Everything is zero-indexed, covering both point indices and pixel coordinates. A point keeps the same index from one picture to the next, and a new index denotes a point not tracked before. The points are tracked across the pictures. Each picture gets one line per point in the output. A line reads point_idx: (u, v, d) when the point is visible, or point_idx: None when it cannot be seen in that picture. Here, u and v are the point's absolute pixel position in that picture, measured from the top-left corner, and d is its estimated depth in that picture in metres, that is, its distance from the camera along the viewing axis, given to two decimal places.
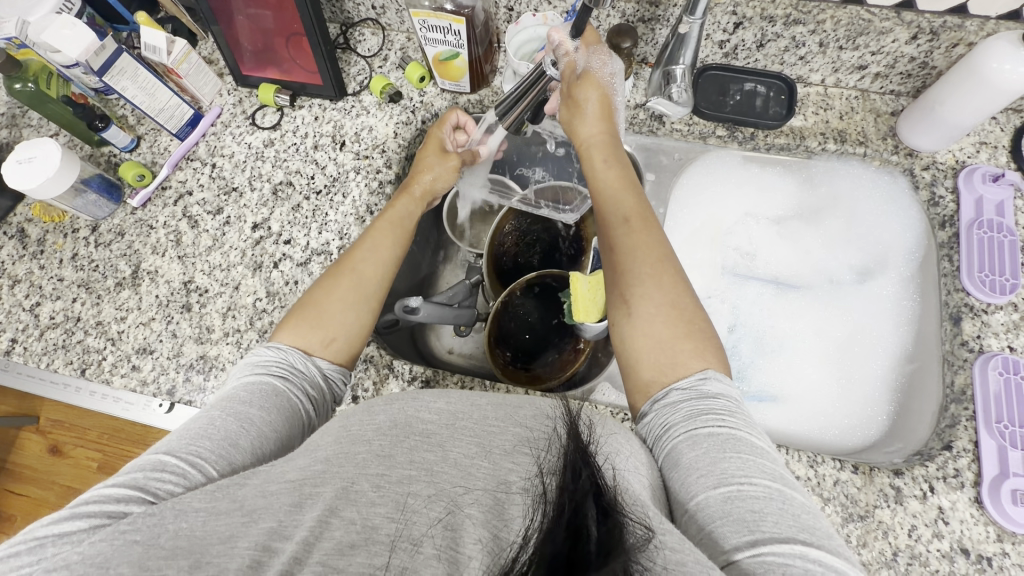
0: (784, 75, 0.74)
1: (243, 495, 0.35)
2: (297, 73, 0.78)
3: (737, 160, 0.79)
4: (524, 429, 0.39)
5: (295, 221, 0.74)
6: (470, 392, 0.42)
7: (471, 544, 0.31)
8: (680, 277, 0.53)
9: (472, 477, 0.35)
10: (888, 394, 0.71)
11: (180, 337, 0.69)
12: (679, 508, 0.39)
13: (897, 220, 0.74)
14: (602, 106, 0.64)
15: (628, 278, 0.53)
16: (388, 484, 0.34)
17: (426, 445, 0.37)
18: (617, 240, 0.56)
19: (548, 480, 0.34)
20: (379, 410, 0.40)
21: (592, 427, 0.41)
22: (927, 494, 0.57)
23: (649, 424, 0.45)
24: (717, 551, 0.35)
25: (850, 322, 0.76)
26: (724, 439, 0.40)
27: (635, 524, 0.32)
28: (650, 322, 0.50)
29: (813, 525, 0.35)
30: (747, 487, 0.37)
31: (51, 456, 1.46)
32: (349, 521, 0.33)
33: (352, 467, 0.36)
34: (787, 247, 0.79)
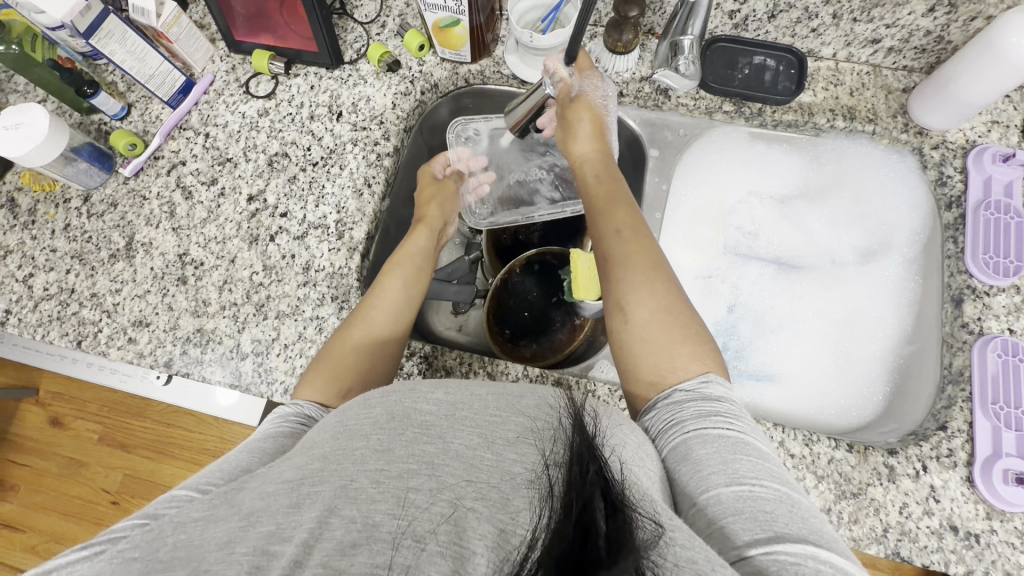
0: (795, 48, 0.72)
1: (242, 500, 0.34)
2: (292, 40, 0.75)
3: (743, 136, 0.77)
4: (527, 418, 0.38)
5: (291, 193, 0.73)
6: (470, 383, 0.41)
7: (477, 540, 0.31)
8: (673, 284, 0.55)
9: (476, 470, 0.34)
10: (885, 374, 0.72)
11: (176, 310, 0.68)
12: (687, 502, 0.38)
13: (903, 201, 0.73)
14: (594, 126, 0.66)
15: (625, 287, 0.54)
16: (389, 478, 0.34)
17: (427, 436, 0.36)
18: (612, 250, 0.58)
19: (555, 473, 0.33)
20: (376, 403, 0.39)
21: (597, 418, 0.40)
22: (919, 473, 0.57)
23: (655, 420, 0.46)
24: (728, 547, 0.34)
25: (850, 302, 0.75)
26: (734, 440, 0.40)
27: (645, 520, 0.32)
28: (648, 329, 0.51)
29: (821, 528, 0.35)
30: (758, 489, 0.37)
31: (52, 427, 1.48)
32: (351, 519, 0.32)
33: (351, 464, 0.35)
34: (790, 227, 0.78)
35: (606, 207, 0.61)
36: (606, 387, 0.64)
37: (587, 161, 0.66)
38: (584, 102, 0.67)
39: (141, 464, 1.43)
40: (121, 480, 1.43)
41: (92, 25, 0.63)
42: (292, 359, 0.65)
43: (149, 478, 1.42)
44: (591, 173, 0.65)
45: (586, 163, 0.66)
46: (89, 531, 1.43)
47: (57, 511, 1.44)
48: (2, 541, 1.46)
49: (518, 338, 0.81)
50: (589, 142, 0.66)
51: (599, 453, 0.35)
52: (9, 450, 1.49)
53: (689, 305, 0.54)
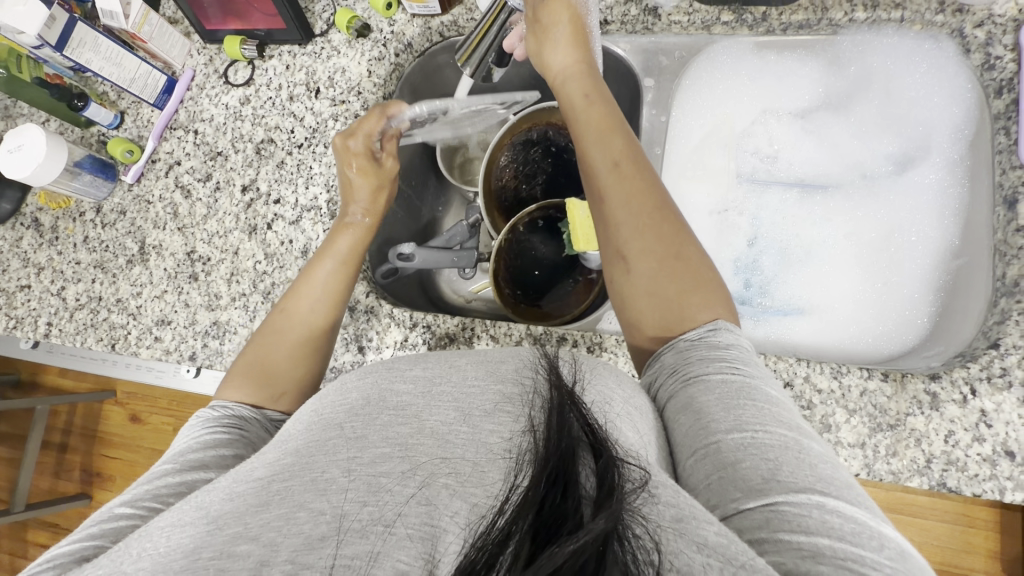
0: None
1: (210, 502, 0.32)
2: (259, 20, 0.73)
3: (749, 47, 0.70)
4: (506, 384, 0.35)
5: (282, 178, 0.73)
6: (448, 354, 0.39)
7: (449, 517, 0.28)
8: (682, 225, 0.48)
9: (450, 445, 0.31)
10: (929, 294, 0.65)
11: (192, 306, 0.71)
12: (685, 451, 0.35)
13: (942, 94, 0.64)
14: (572, 29, 0.60)
15: (624, 233, 0.48)
16: (360, 466, 0.31)
17: (401, 418, 0.33)
18: (607, 189, 0.50)
19: (527, 437, 0.31)
20: (352, 387, 0.36)
21: (578, 370, 0.37)
22: (967, 398, 0.52)
23: (661, 368, 0.41)
24: (725, 500, 0.31)
25: (886, 220, 0.68)
26: (738, 387, 0.36)
27: (632, 468, 0.30)
28: (656, 281, 0.45)
29: (832, 475, 0.32)
30: (763, 436, 0.33)
31: (132, 423, 1.63)
32: (318, 512, 0.29)
33: (322, 457, 0.31)
34: (813, 141, 0.71)
35: (601, 133, 0.54)
36: (613, 338, 0.61)
37: (575, 78, 0.59)
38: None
39: None
40: None
41: (61, 35, 0.65)
42: None
43: None
44: (577, 93, 0.58)
45: (577, 80, 0.59)
46: None
47: None
48: None
49: (528, 296, 0.80)
50: (573, 58, 0.60)
51: (581, 400, 0.33)
52: (100, 446, 1.66)
53: (699, 250, 0.47)
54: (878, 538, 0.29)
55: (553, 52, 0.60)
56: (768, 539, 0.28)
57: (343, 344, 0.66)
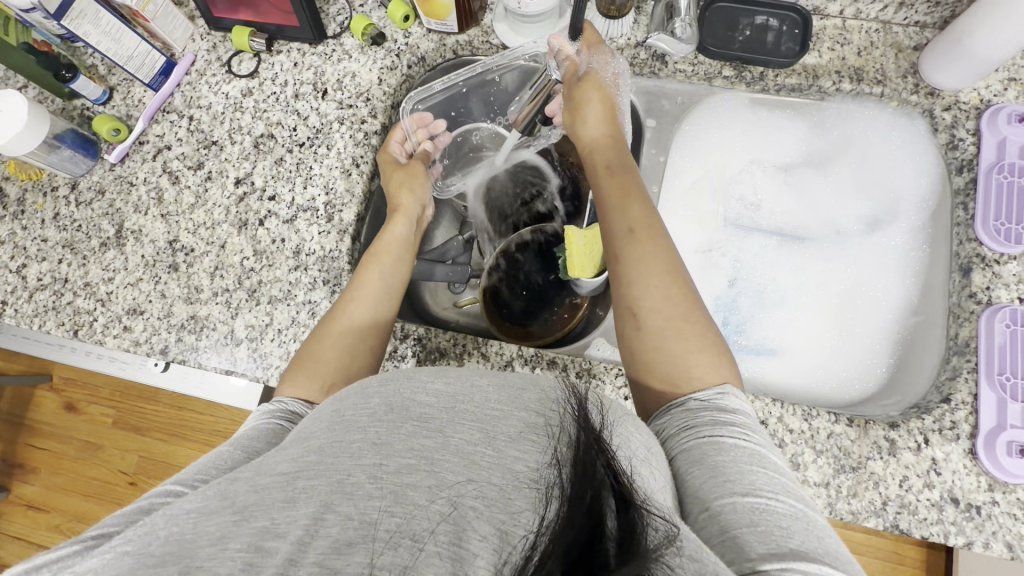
0: (798, 6, 0.68)
1: (236, 491, 0.32)
2: (272, 15, 0.72)
3: (745, 102, 0.74)
4: (532, 413, 0.35)
5: (279, 175, 0.71)
6: (467, 370, 0.38)
7: (477, 541, 0.28)
8: (689, 287, 0.51)
9: (475, 467, 0.32)
10: (889, 347, 0.70)
11: (169, 297, 0.68)
12: (698, 504, 0.36)
13: (911, 166, 0.70)
14: (603, 104, 0.64)
15: (638, 293, 0.51)
16: (387, 473, 0.31)
17: (426, 431, 0.33)
18: (625, 254, 0.54)
19: (560, 471, 0.31)
20: (375, 392, 0.36)
21: (603, 411, 0.37)
22: (921, 446, 0.57)
23: (670, 421, 0.43)
24: (741, 558, 0.31)
25: (854, 274, 0.73)
26: (751, 452, 0.38)
27: (657, 520, 0.30)
28: (665, 341, 0.48)
29: (836, 550, 0.33)
30: (774, 503, 0.35)
31: (66, 412, 1.51)
32: (346, 516, 0.29)
33: (347, 458, 0.32)
34: (792, 194, 0.76)
35: (620, 199, 0.57)
36: (602, 364, 0.63)
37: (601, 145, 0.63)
38: (593, 81, 0.64)
39: (155, 445, 1.46)
40: (137, 461, 1.46)
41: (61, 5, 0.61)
42: (286, 344, 0.65)
43: (165, 459, 1.45)
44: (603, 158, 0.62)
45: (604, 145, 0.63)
46: (110, 511, 1.47)
47: (77, 492, 1.48)
48: (26, 521, 1.50)
49: (515, 317, 0.80)
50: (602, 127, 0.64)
51: (608, 448, 0.33)
52: (26, 435, 1.52)
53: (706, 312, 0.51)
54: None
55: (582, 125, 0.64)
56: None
57: None
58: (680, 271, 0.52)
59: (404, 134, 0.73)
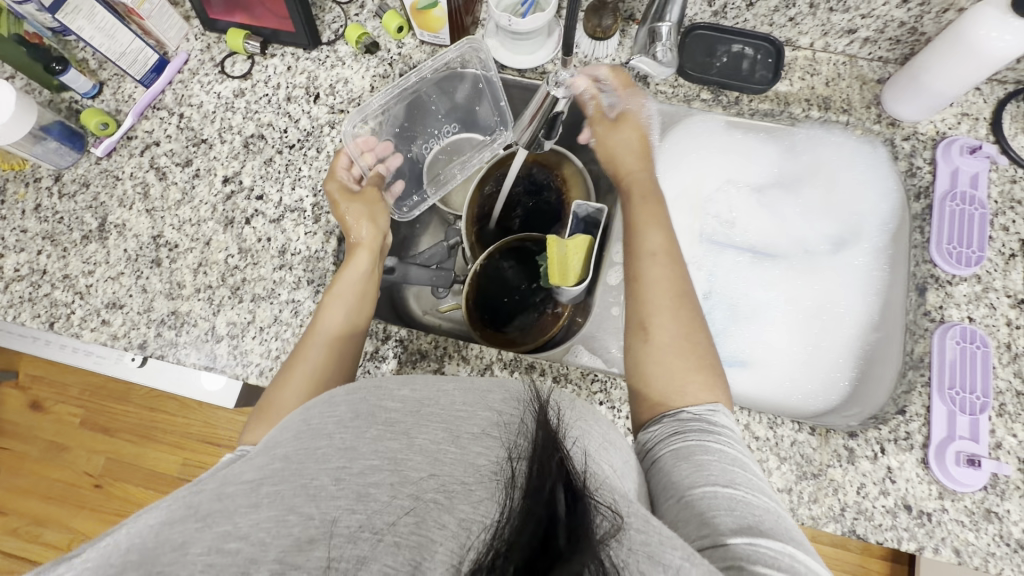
0: (772, 37, 0.72)
1: (200, 496, 0.33)
2: (268, 19, 0.73)
3: (720, 125, 0.78)
4: (494, 413, 0.36)
5: (267, 175, 0.72)
6: (434, 377, 0.40)
7: (438, 530, 0.30)
8: (699, 317, 0.54)
9: (439, 463, 0.33)
10: (852, 360, 0.73)
11: (150, 292, 0.68)
12: (680, 490, 0.38)
13: (875, 191, 0.74)
14: (639, 142, 0.69)
15: (650, 308, 0.54)
16: (349, 476, 0.32)
17: (391, 434, 0.35)
18: (642, 270, 0.57)
19: (520, 465, 0.32)
20: (340, 401, 0.37)
21: (561, 411, 0.38)
22: (878, 454, 0.60)
23: (660, 429, 0.46)
24: (714, 533, 0.34)
25: (821, 291, 0.77)
26: (733, 456, 0.40)
27: (603, 508, 0.31)
28: (665, 355, 0.51)
29: (806, 542, 0.35)
30: (752, 497, 0.37)
31: (32, 410, 1.46)
32: (308, 516, 0.30)
33: (313, 464, 0.33)
34: (765, 213, 0.79)
35: (645, 220, 0.61)
36: (578, 370, 0.64)
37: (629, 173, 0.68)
38: (628, 121, 0.69)
39: (124, 446, 1.42)
40: (104, 463, 1.42)
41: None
42: (267, 342, 0.66)
43: (133, 461, 1.42)
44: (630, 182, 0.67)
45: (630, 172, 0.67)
46: (71, 514, 1.42)
47: (38, 494, 1.43)
48: None
49: (495, 322, 0.82)
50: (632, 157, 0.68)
51: (562, 444, 0.34)
52: None
53: (709, 343, 0.53)
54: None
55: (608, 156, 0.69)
56: (748, 566, 0.31)
57: None
58: (690, 298, 0.55)
59: (351, 159, 0.71)
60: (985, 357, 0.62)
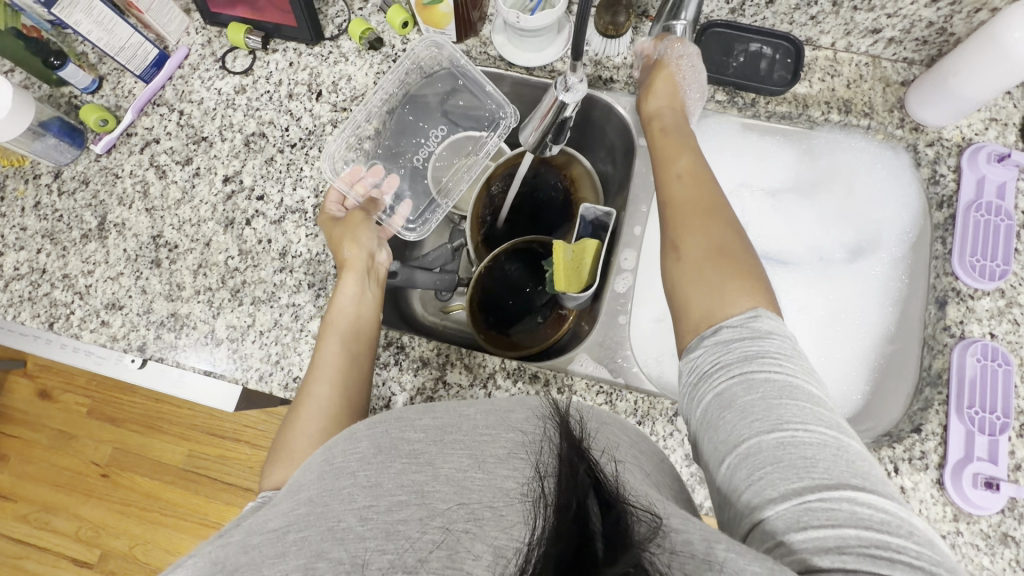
0: (792, 36, 0.69)
1: (223, 555, 0.32)
2: (270, 13, 0.71)
3: (735, 126, 0.75)
4: (519, 433, 0.36)
5: (268, 175, 0.70)
6: (454, 403, 0.39)
7: (472, 561, 0.29)
8: (735, 226, 0.51)
9: (467, 491, 0.32)
10: (866, 373, 0.71)
11: (149, 293, 0.67)
12: (728, 449, 0.37)
13: (895, 198, 0.71)
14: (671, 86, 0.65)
15: (684, 227, 0.51)
16: (376, 515, 0.32)
17: (415, 466, 0.34)
18: (674, 196, 0.54)
19: (549, 481, 0.31)
20: (363, 436, 0.37)
21: (584, 423, 0.38)
22: (891, 474, 0.58)
23: (699, 358, 0.43)
24: (763, 499, 0.34)
25: (834, 300, 0.74)
26: (781, 385, 0.38)
27: (642, 511, 0.31)
28: (704, 275, 0.47)
29: (865, 469, 0.35)
30: (802, 434, 0.35)
31: (40, 400, 1.48)
32: (338, 561, 0.30)
33: (337, 505, 0.33)
34: (778, 215, 0.77)
35: (667, 150, 0.59)
36: (583, 382, 0.63)
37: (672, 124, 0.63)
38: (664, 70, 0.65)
39: (130, 437, 1.43)
40: (111, 453, 1.44)
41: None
42: (267, 346, 0.65)
43: (139, 452, 1.43)
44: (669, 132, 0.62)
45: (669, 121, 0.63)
46: (78, 503, 1.44)
47: (47, 483, 1.45)
48: None
49: (500, 325, 0.81)
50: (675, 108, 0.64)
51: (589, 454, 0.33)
52: None
53: (747, 246, 0.49)
54: (904, 525, 0.32)
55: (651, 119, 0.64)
56: (787, 543, 0.32)
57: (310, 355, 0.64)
58: (731, 220, 0.51)
59: (341, 193, 0.68)
60: (1006, 374, 0.59)
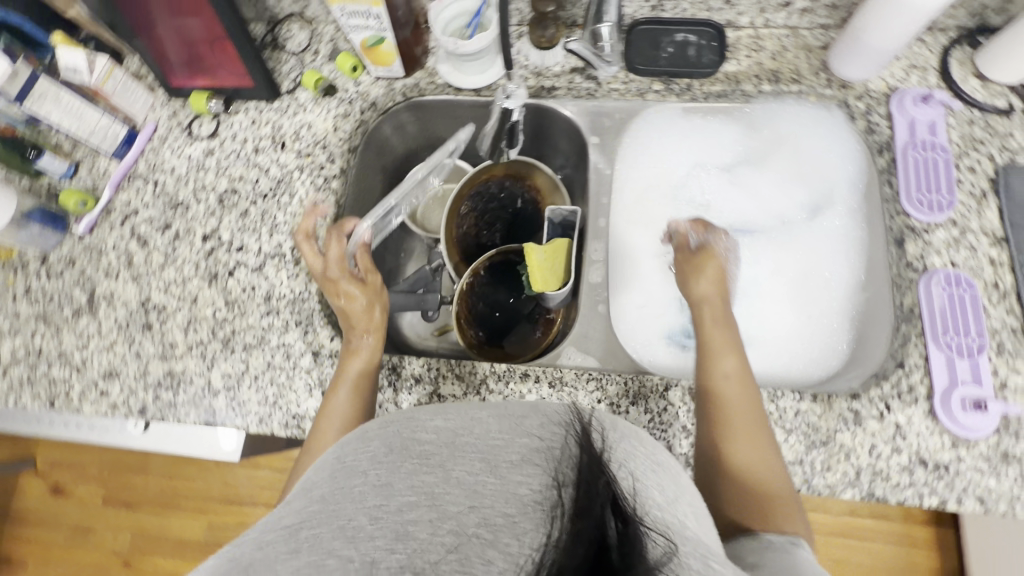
0: (712, 21, 0.74)
1: (240, 554, 0.33)
2: (228, 79, 0.76)
3: (678, 112, 0.77)
4: (534, 439, 0.36)
5: (244, 227, 0.74)
6: (467, 406, 0.40)
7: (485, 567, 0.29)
8: (760, 411, 0.55)
9: (479, 494, 0.33)
10: (845, 323, 0.73)
11: (144, 357, 0.69)
12: None
13: (838, 152, 0.74)
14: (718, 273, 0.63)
15: (709, 364, 0.58)
16: (387, 514, 0.33)
17: (427, 466, 0.35)
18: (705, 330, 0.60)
19: (565, 492, 0.32)
20: (377, 435, 0.38)
21: (603, 431, 0.37)
22: (884, 413, 0.59)
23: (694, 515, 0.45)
24: None
25: (803, 259, 0.76)
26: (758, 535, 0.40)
27: (655, 539, 0.31)
28: (739, 403, 0.54)
29: None
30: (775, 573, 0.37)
31: (52, 495, 1.47)
32: (349, 558, 0.31)
33: (350, 504, 0.34)
34: (735, 188, 0.79)
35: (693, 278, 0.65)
36: (572, 372, 0.64)
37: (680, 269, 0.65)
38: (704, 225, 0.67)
39: (147, 518, 1.42)
40: (129, 538, 1.42)
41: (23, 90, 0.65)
42: (263, 388, 0.66)
43: (158, 532, 1.41)
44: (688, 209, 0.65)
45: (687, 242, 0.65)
46: None
47: None
48: None
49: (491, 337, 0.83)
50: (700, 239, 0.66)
51: (608, 471, 0.34)
52: (11, 525, 1.47)
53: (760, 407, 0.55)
54: None
55: (697, 271, 0.64)
56: None
57: (306, 391, 0.66)
58: (760, 416, 0.55)
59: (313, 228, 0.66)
60: (972, 299, 0.61)
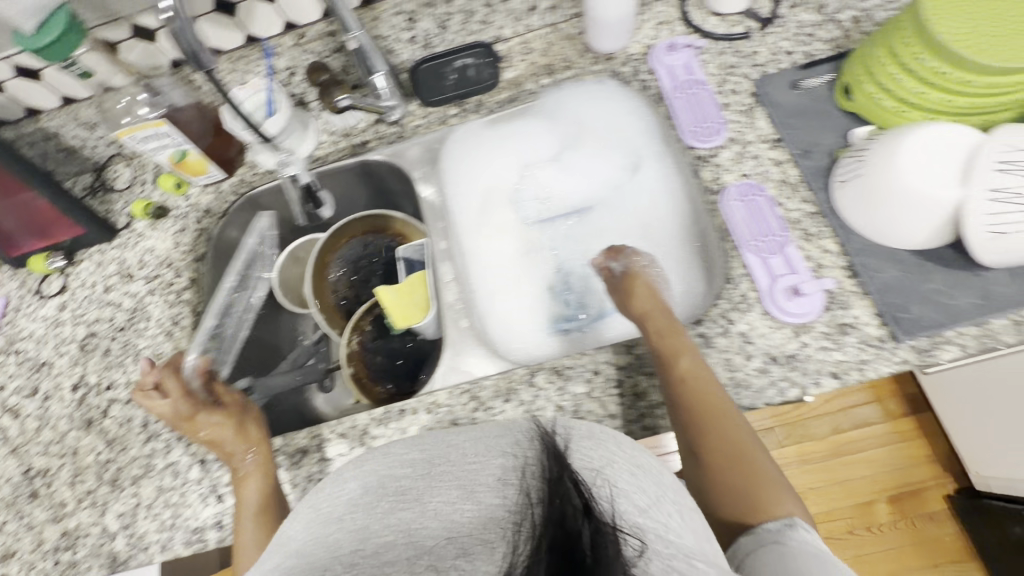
0: (481, 42, 0.81)
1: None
2: (60, 233, 0.79)
3: (479, 126, 0.82)
4: (507, 457, 0.35)
5: (110, 365, 0.75)
6: (443, 433, 0.40)
7: None
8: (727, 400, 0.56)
9: (455, 524, 0.32)
10: (696, 254, 0.74)
11: (36, 525, 0.68)
12: None
13: (629, 112, 0.78)
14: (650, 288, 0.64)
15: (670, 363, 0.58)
16: (364, 557, 0.31)
17: (403, 503, 0.34)
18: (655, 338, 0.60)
19: (537, 509, 0.31)
20: (348, 480, 0.38)
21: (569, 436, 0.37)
22: (727, 328, 0.62)
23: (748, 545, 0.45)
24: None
25: (642, 210, 0.79)
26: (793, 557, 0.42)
27: (630, 541, 0.31)
28: (700, 392, 0.55)
29: None
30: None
31: None
32: None
33: (326, 553, 0.32)
34: (565, 173, 0.83)
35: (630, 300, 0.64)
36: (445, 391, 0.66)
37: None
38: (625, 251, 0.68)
39: None
40: None
41: None
42: (157, 514, 0.65)
43: None
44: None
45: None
46: None
47: None
48: None
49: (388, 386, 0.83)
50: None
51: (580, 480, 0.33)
52: None
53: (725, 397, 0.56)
54: None
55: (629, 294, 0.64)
56: None
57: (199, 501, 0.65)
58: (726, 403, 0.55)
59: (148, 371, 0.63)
60: (765, 200, 0.66)
